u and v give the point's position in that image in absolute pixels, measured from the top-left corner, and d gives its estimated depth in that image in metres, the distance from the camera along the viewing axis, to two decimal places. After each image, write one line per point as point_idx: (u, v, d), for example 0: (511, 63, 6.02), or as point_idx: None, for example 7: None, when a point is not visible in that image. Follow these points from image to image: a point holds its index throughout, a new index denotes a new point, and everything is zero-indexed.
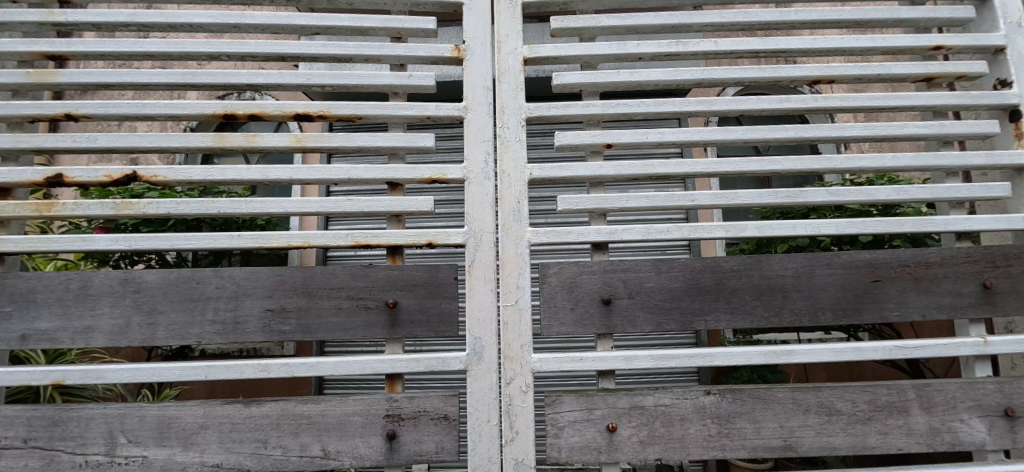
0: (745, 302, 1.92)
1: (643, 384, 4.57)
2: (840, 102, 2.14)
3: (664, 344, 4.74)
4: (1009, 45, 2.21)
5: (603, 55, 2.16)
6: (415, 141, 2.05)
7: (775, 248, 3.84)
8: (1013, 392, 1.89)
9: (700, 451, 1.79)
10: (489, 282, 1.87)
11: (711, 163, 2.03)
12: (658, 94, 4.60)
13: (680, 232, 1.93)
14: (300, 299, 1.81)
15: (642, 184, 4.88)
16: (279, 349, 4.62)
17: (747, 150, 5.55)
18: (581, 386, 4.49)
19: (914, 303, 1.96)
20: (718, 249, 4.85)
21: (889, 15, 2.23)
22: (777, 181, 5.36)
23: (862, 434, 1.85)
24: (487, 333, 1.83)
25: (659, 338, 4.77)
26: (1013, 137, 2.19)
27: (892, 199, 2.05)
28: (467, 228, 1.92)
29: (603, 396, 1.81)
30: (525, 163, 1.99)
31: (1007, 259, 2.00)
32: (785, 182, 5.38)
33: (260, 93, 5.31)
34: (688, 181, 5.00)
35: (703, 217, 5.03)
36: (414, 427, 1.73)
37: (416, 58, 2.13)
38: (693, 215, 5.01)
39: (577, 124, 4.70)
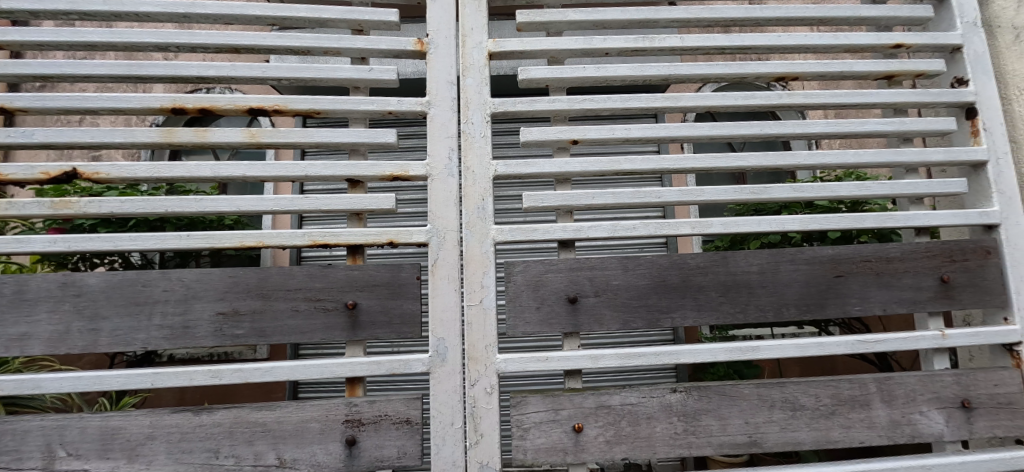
0: (711, 298, 1.91)
1: (620, 381, 4.64)
2: (804, 98, 2.16)
3: (642, 342, 4.80)
4: (965, 45, 2.26)
5: (569, 49, 2.13)
6: (376, 137, 1.97)
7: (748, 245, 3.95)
8: (969, 384, 1.96)
9: (666, 449, 1.77)
10: (453, 281, 1.82)
11: (677, 160, 2.02)
12: (634, 92, 4.64)
13: (647, 229, 1.90)
14: (254, 301, 1.73)
15: (619, 181, 4.93)
16: (251, 352, 4.56)
17: (722, 147, 5.68)
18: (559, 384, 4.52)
19: (875, 297, 2.00)
20: (694, 246, 4.93)
21: (850, 13, 2.27)
22: (753, 176, 5.66)
23: (826, 428, 1.87)
24: (451, 334, 1.78)
25: (636, 336, 4.84)
26: (969, 134, 2.23)
27: (854, 194, 2.07)
28: (429, 226, 1.86)
29: (569, 396, 1.77)
30: (491, 159, 1.95)
31: (965, 253, 2.06)
32: (760, 178, 5.65)
33: (230, 88, 5.26)
34: (665, 177, 5.06)
35: (679, 215, 5.14)
36: (375, 432, 1.67)
37: (377, 51, 2.06)
38: (671, 212, 5.07)
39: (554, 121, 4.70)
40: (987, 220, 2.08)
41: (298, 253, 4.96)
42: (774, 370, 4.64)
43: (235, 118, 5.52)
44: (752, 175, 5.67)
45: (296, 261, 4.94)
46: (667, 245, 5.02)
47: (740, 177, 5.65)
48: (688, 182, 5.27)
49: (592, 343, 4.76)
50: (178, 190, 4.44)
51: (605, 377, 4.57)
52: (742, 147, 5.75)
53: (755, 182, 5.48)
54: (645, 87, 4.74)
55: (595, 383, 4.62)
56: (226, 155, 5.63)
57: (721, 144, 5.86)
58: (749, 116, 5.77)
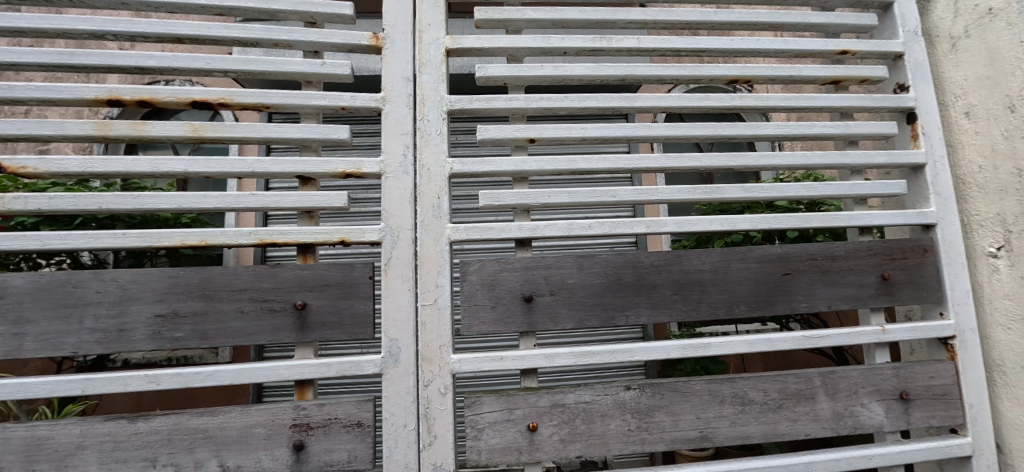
0: (665, 297, 1.94)
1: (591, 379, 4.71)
2: (755, 101, 2.22)
3: (613, 340, 4.89)
4: (907, 52, 2.35)
5: (527, 48, 2.13)
6: (327, 133, 1.92)
7: (714, 244, 4.17)
8: (907, 376, 2.06)
9: (620, 446, 1.79)
10: (406, 281, 1.79)
11: (633, 159, 2.04)
12: (602, 91, 4.68)
13: (602, 228, 1.92)
14: (195, 303, 1.66)
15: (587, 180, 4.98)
16: (213, 356, 4.42)
17: (690, 147, 5.81)
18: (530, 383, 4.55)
19: (821, 294, 2.07)
20: (664, 244, 5.06)
21: (800, 20, 2.34)
22: (720, 176, 5.81)
23: (773, 422, 1.92)
24: (405, 334, 1.75)
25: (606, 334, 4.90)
26: (910, 138, 2.32)
27: (801, 195, 2.13)
28: (383, 224, 1.83)
29: (524, 395, 1.77)
30: (447, 157, 1.93)
31: (904, 252, 2.15)
32: (727, 178, 5.80)
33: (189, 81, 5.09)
34: (635, 176, 5.12)
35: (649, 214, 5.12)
36: (324, 436, 1.62)
37: (330, 45, 2.01)
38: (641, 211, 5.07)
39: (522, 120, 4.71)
40: (924, 220, 2.18)
41: (264, 253, 4.83)
42: (739, 365, 4.82)
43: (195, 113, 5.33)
44: (720, 175, 5.82)
45: (261, 261, 4.80)
46: (637, 243, 5.09)
47: (708, 177, 5.80)
48: (658, 181, 5.41)
49: (563, 341, 4.82)
50: (133, 186, 4.26)
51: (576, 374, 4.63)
52: (709, 148, 5.89)
53: (723, 182, 5.64)
54: (614, 87, 4.80)
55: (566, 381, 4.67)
56: (186, 150, 5.45)
57: (690, 144, 5.99)
58: (717, 117, 5.92)
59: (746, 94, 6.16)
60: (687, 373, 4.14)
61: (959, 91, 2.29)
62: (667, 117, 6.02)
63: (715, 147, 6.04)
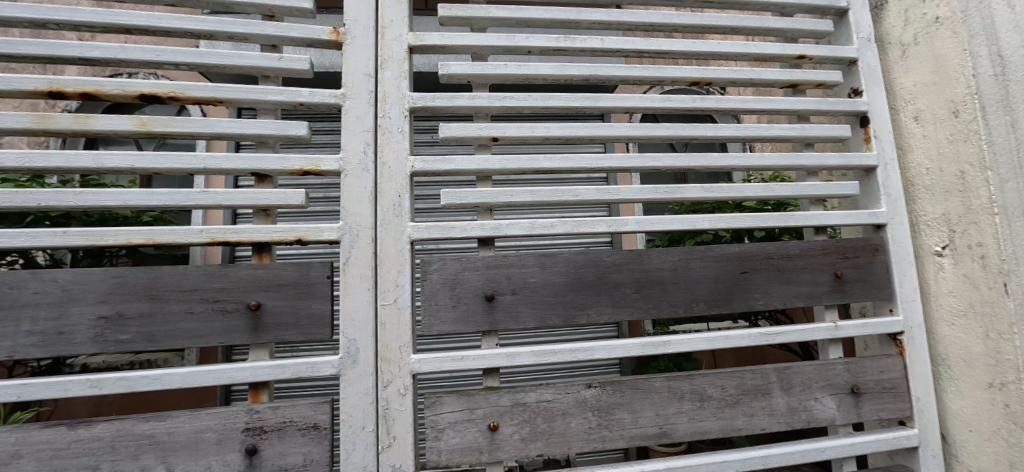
0: (626, 295, 1.96)
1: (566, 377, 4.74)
2: (716, 103, 2.26)
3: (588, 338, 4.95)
4: (860, 58, 2.43)
5: (492, 46, 2.12)
6: (285, 129, 1.87)
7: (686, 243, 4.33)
8: (858, 370, 2.13)
9: (580, 444, 1.80)
10: (366, 280, 1.77)
11: (596, 159, 2.05)
12: (576, 91, 4.71)
13: (564, 227, 1.93)
14: (142, 304, 1.60)
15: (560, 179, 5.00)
16: (179, 358, 4.28)
17: (663, 147, 5.89)
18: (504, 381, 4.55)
19: (777, 292, 2.13)
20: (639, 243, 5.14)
21: (760, 24, 2.40)
22: (693, 176, 5.92)
23: (730, 417, 1.97)
24: (363, 334, 1.73)
25: (583, 332, 4.92)
26: (863, 141, 2.40)
27: (759, 195, 2.19)
28: (342, 223, 1.80)
29: (484, 395, 1.76)
30: (408, 155, 1.90)
31: (856, 251, 2.23)
32: (700, 178, 5.90)
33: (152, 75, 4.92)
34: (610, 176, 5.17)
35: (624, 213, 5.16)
36: (278, 439, 1.59)
37: (288, 39, 1.96)
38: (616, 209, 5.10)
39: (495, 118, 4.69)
40: (875, 220, 2.25)
41: (232, 252, 4.69)
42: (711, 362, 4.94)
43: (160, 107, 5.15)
44: (693, 175, 5.92)
45: (229, 260, 4.66)
46: (612, 243, 5.14)
47: (681, 177, 5.89)
48: (632, 181, 5.47)
49: (537, 340, 4.84)
50: (94, 182, 4.09)
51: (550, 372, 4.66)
52: (683, 148, 5.99)
53: (696, 182, 5.73)
54: (587, 87, 4.83)
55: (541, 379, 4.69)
56: (150, 146, 5.28)
57: (663, 145, 6.08)
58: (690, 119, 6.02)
59: (719, 96, 6.28)
60: (660, 370, 4.23)
61: (909, 97, 2.38)
62: (642, 117, 6.08)
63: (689, 148, 6.14)
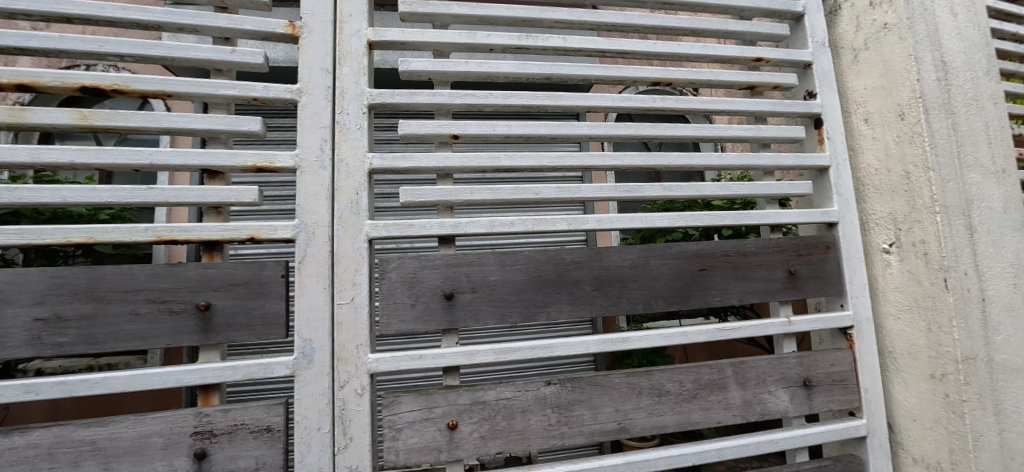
0: (585, 292, 1.98)
1: (541, 374, 4.77)
2: (675, 103, 2.30)
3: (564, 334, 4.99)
4: (815, 61, 2.50)
5: (454, 43, 2.10)
6: (237, 125, 1.82)
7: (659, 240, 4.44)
8: (810, 364, 2.20)
9: (540, 441, 1.81)
10: (321, 279, 1.75)
11: (557, 158, 2.06)
12: (549, 89, 4.70)
13: (524, 225, 1.93)
14: (83, 306, 1.54)
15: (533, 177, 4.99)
16: (142, 362, 4.12)
17: (638, 147, 5.95)
18: (479, 379, 4.55)
19: (733, 289, 2.18)
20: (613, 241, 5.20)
21: (720, 27, 2.45)
22: (667, 176, 5.99)
23: (688, 411, 2.01)
24: (319, 334, 1.72)
25: (558, 330, 4.95)
26: (817, 142, 2.47)
27: (717, 194, 2.23)
28: (298, 221, 1.78)
29: (443, 393, 1.76)
30: (366, 152, 1.88)
31: (810, 248, 2.30)
32: (673, 177, 5.98)
33: (111, 67, 4.73)
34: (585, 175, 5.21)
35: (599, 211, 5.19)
36: (229, 443, 1.55)
37: (242, 32, 1.91)
38: (590, 207, 5.13)
39: (467, 116, 4.65)
40: (828, 218, 2.33)
41: (198, 251, 4.54)
42: (683, 357, 5.04)
43: (120, 100, 4.93)
44: (666, 175, 5.99)
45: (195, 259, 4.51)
46: (587, 241, 5.17)
47: (656, 176, 5.96)
48: (606, 180, 5.51)
49: (512, 337, 4.86)
50: (47, 179, 3.92)
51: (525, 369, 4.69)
52: (657, 148, 6.05)
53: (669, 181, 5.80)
54: (562, 86, 4.84)
55: (516, 376, 4.71)
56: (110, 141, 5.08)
57: (639, 144, 6.13)
58: (665, 119, 6.09)
59: (694, 96, 6.36)
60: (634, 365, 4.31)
61: (859, 100, 2.46)
62: (618, 117, 6.13)
63: (663, 147, 6.21)
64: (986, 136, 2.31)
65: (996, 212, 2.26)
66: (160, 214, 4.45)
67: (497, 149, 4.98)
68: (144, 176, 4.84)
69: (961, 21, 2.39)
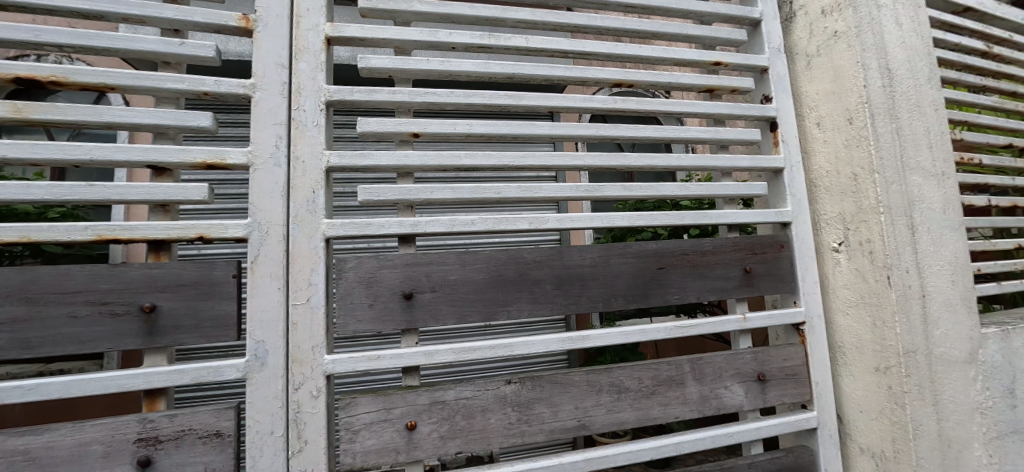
0: (546, 291, 1.99)
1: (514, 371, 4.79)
2: (636, 105, 2.34)
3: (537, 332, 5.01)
4: (771, 67, 2.57)
5: (415, 41, 2.08)
6: (186, 120, 1.76)
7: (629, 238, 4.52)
8: (764, 359, 2.27)
9: (500, 440, 1.82)
10: (275, 279, 1.72)
11: (518, 157, 2.07)
12: (522, 88, 4.70)
13: (485, 224, 1.93)
14: (18, 308, 1.50)
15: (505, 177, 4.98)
16: (98, 366, 3.86)
17: (611, 147, 6.02)
18: (450, 378, 4.53)
19: (691, 287, 2.23)
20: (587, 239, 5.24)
21: (680, 31, 2.50)
22: (640, 176, 6.07)
23: (646, 407, 2.04)
24: (272, 335, 1.69)
25: (531, 328, 4.97)
26: (772, 144, 2.54)
27: (676, 194, 2.28)
28: (251, 220, 1.74)
29: (401, 394, 1.75)
30: (323, 149, 1.84)
31: (764, 247, 2.37)
32: (646, 178, 6.07)
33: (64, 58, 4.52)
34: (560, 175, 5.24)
35: (573, 210, 5.20)
36: (175, 449, 1.53)
37: (192, 24, 1.84)
38: (563, 206, 5.14)
39: (439, 114, 4.60)
40: (782, 218, 2.40)
41: None
42: (654, 353, 5.13)
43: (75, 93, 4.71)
44: (639, 175, 6.08)
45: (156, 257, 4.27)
46: (560, 239, 5.20)
47: (629, 176, 6.04)
48: (581, 179, 5.55)
49: (485, 335, 4.86)
50: None
51: (498, 367, 4.69)
52: (631, 148, 6.13)
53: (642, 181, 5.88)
54: (535, 85, 4.84)
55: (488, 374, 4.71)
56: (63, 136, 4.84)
57: (613, 145, 6.20)
58: (639, 120, 6.17)
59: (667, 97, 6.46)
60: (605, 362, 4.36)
61: (812, 104, 2.55)
62: (593, 117, 6.17)
63: (637, 147, 6.29)
64: (927, 140, 2.43)
65: (936, 212, 2.37)
66: (118, 211, 4.22)
67: (467, 148, 4.94)
68: (100, 171, 4.59)
69: (905, 30, 2.50)
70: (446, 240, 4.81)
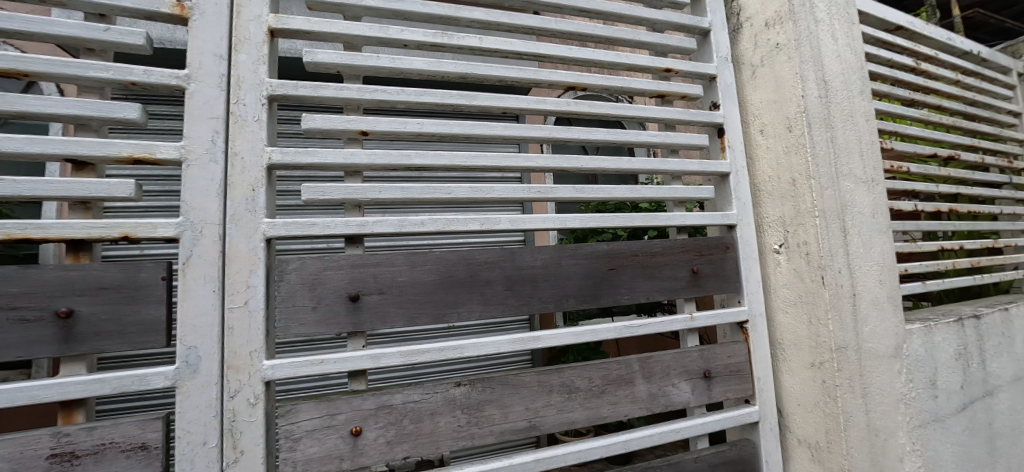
0: (497, 292, 1.98)
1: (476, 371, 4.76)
2: (588, 108, 2.37)
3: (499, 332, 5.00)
4: (719, 75, 2.64)
5: (364, 36, 2.01)
6: (110, 111, 1.65)
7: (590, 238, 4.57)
8: (711, 357, 2.33)
9: (449, 443, 1.79)
10: (209, 281, 1.64)
11: (470, 157, 2.04)
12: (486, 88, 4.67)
13: (435, 225, 1.89)
14: None
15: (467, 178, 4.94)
16: (24, 374, 3.60)
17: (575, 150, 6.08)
18: (410, 379, 4.46)
19: (641, 288, 2.27)
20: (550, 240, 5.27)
21: (633, 37, 2.55)
22: (603, 178, 6.16)
23: (596, 406, 2.06)
24: (206, 340, 1.61)
25: (493, 327, 4.95)
26: (720, 150, 2.62)
27: (627, 196, 2.32)
28: (182, 218, 1.65)
29: (346, 399, 1.70)
30: (264, 145, 1.76)
31: (711, 249, 2.44)
32: (609, 180, 6.16)
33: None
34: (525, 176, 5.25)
35: (536, 210, 5.22)
36: (94, 464, 1.47)
37: (121, 10, 1.73)
38: (528, 207, 5.13)
39: (399, 112, 4.50)
40: (728, 221, 2.48)
41: None
42: (615, 351, 5.21)
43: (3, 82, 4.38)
44: (602, 177, 6.17)
45: None
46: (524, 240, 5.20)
47: (593, 178, 6.11)
48: (545, 180, 5.58)
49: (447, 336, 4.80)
50: None
51: (459, 367, 4.65)
52: (595, 150, 6.21)
53: (605, 183, 5.97)
54: (499, 86, 4.83)
55: (449, 374, 4.67)
56: None
57: (577, 147, 6.26)
58: (603, 123, 6.26)
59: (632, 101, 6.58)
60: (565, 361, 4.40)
61: (756, 112, 2.65)
62: (559, 120, 6.22)
63: (601, 150, 6.38)
64: (859, 149, 2.57)
65: (866, 217, 2.51)
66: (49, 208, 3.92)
67: (427, 148, 4.87)
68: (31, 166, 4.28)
69: (840, 45, 2.64)
70: (405, 241, 4.72)
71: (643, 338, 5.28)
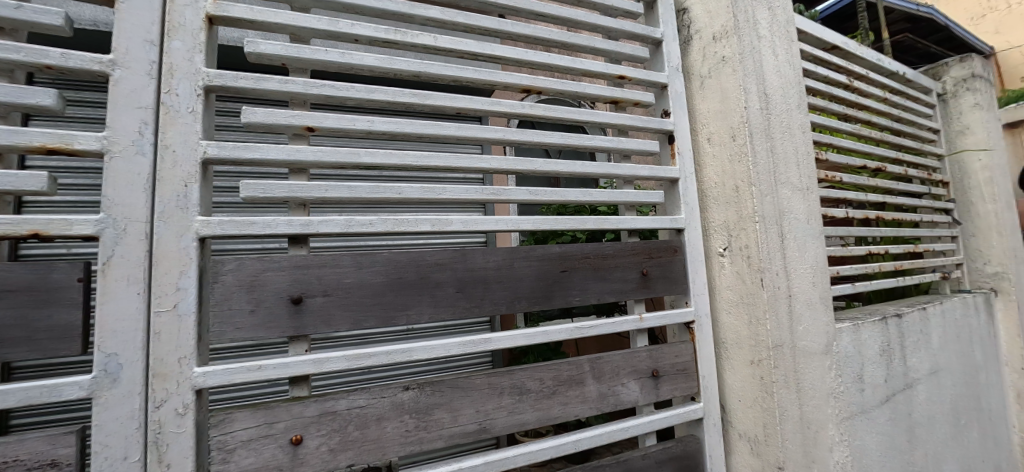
0: (448, 294, 1.94)
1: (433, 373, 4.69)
2: (543, 112, 2.37)
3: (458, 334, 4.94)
4: (670, 83, 2.71)
5: (313, 28, 1.93)
6: (21, 96, 1.51)
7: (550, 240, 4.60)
8: (659, 356, 2.38)
9: (395, 449, 1.74)
10: (133, 283, 1.53)
11: (421, 157, 1.99)
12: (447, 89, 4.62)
13: (385, 225, 1.83)
14: None
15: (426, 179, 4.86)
16: None
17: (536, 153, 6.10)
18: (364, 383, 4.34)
19: (592, 289, 2.29)
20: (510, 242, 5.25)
21: (587, 43, 2.58)
22: (564, 181, 6.22)
23: (547, 407, 2.05)
24: (128, 347, 1.50)
25: (452, 329, 4.89)
26: (669, 156, 2.69)
27: (580, 199, 2.32)
28: (103, 215, 1.53)
29: (286, 407, 1.62)
30: (198, 139, 1.66)
31: (660, 251, 2.49)
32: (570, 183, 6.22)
33: None
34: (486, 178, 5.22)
35: (497, 213, 5.20)
36: None
37: None
38: (489, 209, 5.09)
39: (355, 111, 4.37)
40: (676, 225, 2.54)
41: None
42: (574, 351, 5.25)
43: None
44: (564, 180, 6.22)
45: None
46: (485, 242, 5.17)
47: (554, 181, 6.16)
48: (507, 183, 5.56)
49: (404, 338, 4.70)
50: None
51: (416, 370, 4.57)
52: (556, 154, 6.25)
53: (566, 186, 6.03)
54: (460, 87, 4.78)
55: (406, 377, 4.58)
56: None
57: (539, 151, 6.29)
58: (565, 127, 6.33)
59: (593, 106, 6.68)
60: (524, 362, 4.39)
61: (704, 120, 2.73)
62: (521, 123, 6.23)
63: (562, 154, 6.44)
64: (796, 158, 2.70)
65: (802, 222, 2.64)
66: None
67: (383, 148, 4.75)
68: None
69: (780, 59, 2.76)
70: (360, 242, 4.59)
71: (601, 337, 5.35)
